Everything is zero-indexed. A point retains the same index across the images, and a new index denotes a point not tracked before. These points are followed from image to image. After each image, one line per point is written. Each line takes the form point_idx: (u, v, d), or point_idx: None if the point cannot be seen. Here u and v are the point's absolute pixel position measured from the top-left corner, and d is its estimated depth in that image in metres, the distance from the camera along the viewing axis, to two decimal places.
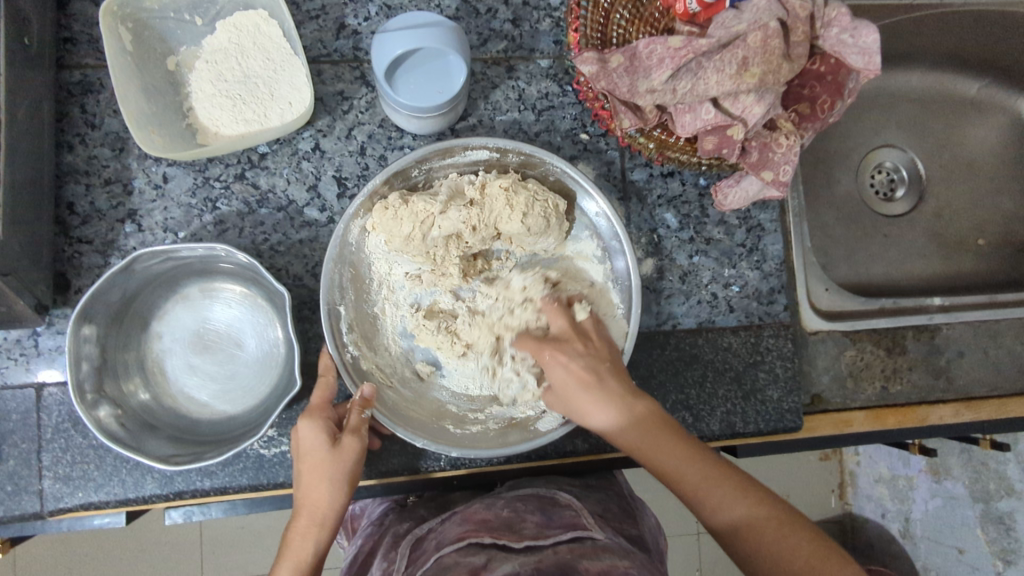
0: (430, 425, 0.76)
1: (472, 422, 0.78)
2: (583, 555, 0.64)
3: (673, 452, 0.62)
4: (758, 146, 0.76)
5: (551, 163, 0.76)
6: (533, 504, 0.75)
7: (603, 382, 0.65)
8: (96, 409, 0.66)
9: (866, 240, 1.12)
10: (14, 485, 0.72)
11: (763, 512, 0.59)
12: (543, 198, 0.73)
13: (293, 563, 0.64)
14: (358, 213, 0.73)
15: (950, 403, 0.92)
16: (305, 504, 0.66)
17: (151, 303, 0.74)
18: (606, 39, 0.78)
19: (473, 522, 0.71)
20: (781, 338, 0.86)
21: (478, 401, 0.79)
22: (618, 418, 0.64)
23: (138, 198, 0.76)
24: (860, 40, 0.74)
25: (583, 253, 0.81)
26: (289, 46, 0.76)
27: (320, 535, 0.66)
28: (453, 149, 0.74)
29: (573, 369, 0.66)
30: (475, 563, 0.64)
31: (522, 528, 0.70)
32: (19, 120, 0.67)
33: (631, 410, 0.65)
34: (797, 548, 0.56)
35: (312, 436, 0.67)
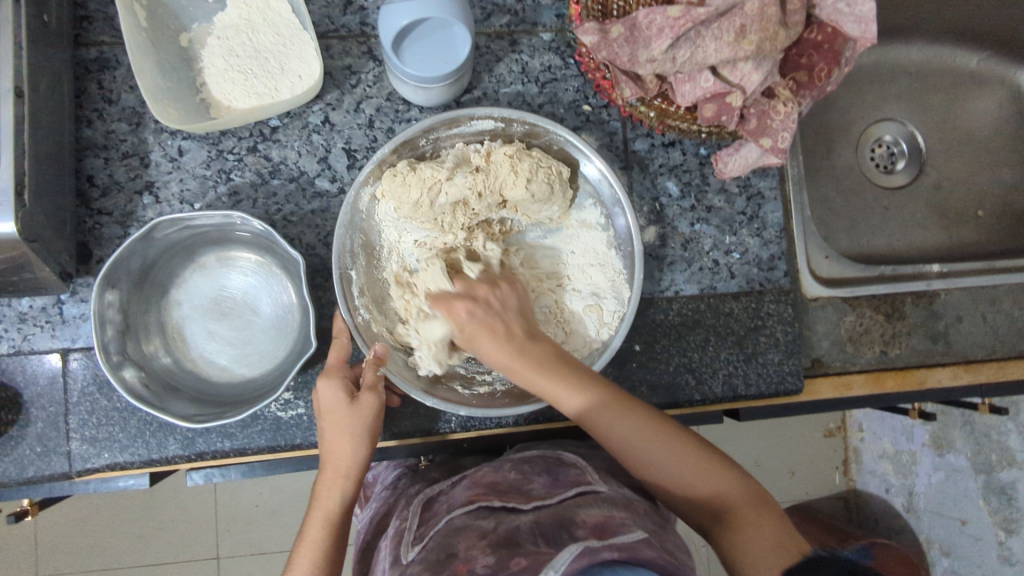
0: (440, 386, 0.79)
1: (481, 383, 0.81)
2: (581, 505, 0.67)
3: (617, 420, 0.67)
4: (757, 112, 0.78)
5: (556, 133, 0.78)
6: (540, 466, 0.77)
7: (547, 359, 0.67)
8: (121, 370, 0.69)
9: (867, 212, 1.14)
10: (42, 447, 0.75)
11: (700, 462, 0.67)
12: (547, 165, 0.76)
13: (323, 514, 0.67)
14: (368, 181, 0.76)
15: (949, 366, 0.94)
16: (329, 460, 0.69)
17: (169, 272, 0.77)
18: (607, 11, 0.80)
19: (482, 486, 0.74)
20: (781, 303, 0.89)
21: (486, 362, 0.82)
22: (578, 398, 0.67)
23: (155, 171, 0.79)
24: (856, 8, 0.75)
25: (587, 221, 0.82)
26: (298, 21, 0.78)
27: (346, 487, 0.69)
28: (459, 119, 0.76)
29: (484, 331, 0.66)
30: (484, 527, 0.66)
31: (529, 490, 0.73)
32: (41, 94, 0.69)
33: (572, 381, 0.67)
34: (724, 489, 0.66)
35: (331, 394, 0.71)
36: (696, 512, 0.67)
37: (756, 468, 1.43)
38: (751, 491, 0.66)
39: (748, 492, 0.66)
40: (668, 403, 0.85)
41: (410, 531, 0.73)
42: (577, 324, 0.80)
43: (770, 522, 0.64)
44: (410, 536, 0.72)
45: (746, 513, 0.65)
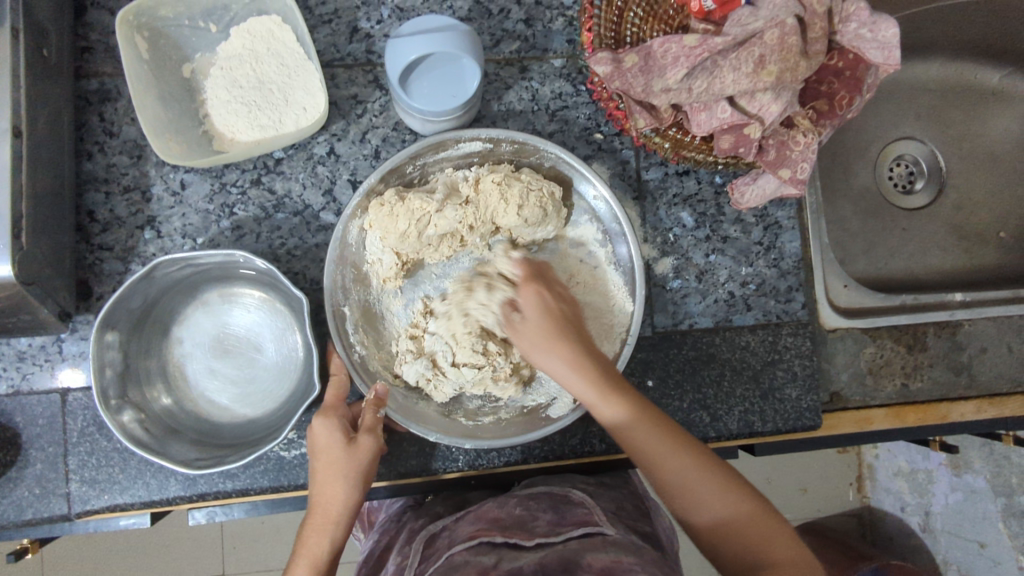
0: (447, 418, 0.77)
1: (485, 413, 0.78)
2: (588, 550, 0.64)
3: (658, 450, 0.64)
4: (776, 143, 0.75)
5: (544, 150, 0.76)
6: (546, 503, 0.74)
7: (581, 355, 0.65)
8: (121, 414, 0.67)
9: (885, 234, 1.11)
10: (42, 489, 0.74)
11: (731, 498, 0.63)
12: (537, 187, 0.73)
13: (308, 559, 0.66)
14: (357, 215, 0.74)
15: (972, 399, 0.91)
16: (317, 505, 0.67)
17: (171, 310, 0.75)
18: (619, 38, 0.78)
19: (486, 521, 0.72)
20: (800, 336, 0.86)
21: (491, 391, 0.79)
22: (622, 410, 0.65)
23: (157, 206, 0.77)
24: (879, 34, 0.73)
25: (583, 238, 0.81)
26: (303, 51, 0.76)
27: (334, 532, 0.67)
28: (445, 142, 0.74)
29: (545, 325, 0.66)
30: (484, 563, 0.64)
31: (533, 527, 0.70)
32: (40, 130, 0.68)
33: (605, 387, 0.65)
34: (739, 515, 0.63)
35: (328, 434, 0.68)
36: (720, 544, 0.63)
37: (768, 488, 1.40)
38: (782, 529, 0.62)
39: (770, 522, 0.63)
40: None
41: (411, 568, 0.71)
42: None
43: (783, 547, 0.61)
44: (411, 572, 0.70)
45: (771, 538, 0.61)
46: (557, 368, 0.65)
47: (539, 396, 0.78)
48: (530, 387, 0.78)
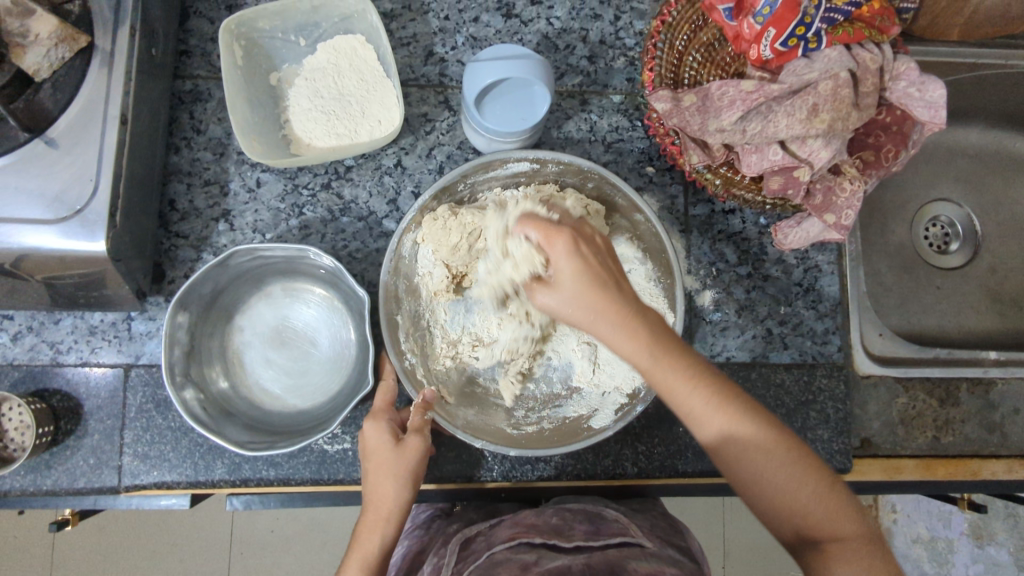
0: (487, 424, 0.79)
1: (528, 423, 0.81)
2: (631, 558, 0.68)
3: (730, 425, 0.58)
4: (823, 189, 0.79)
5: (588, 170, 0.80)
6: (581, 515, 0.77)
7: (643, 312, 0.56)
8: (184, 391, 0.71)
9: (918, 290, 1.13)
10: (96, 459, 0.77)
11: (796, 462, 0.58)
12: (580, 206, 0.79)
13: (361, 557, 0.66)
14: (411, 228, 0.78)
15: (1003, 459, 0.92)
16: (370, 506, 0.69)
17: (237, 299, 0.79)
18: (679, 79, 0.83)
19: (523, 525, 0.75)
20: (834, 379, 0.88)
21: (533, 404, 0.82)
22: (717, 408, 0.58)
23: (233, 200, 0.82)
24: (928, 94, 0.77)
25: (623, 255, 0.84)
26: (382, 69, 0.82)
27: (385, 531, 0.68)
28: (493, 162, 0.78)
29: (594, 282, 0.55)
30: (526, 560, 0.67)
31: (571, 534, 0.72)
32: (141, 121, 0.74)
33: (669, 355, 0.57)
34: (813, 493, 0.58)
35: (377, 436, 0.71)
36: (784, 526, 0.60)
37: None
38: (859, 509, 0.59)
39: (845, 509, 0.58)
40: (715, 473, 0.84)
41: (447, 566, 0.72)
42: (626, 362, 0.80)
43: (870, 549, 0.57)
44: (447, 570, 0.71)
45: (848, 536, 0.58)
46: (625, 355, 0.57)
47: (580, 408, 0.81)
48: (567, 402, 0.82)
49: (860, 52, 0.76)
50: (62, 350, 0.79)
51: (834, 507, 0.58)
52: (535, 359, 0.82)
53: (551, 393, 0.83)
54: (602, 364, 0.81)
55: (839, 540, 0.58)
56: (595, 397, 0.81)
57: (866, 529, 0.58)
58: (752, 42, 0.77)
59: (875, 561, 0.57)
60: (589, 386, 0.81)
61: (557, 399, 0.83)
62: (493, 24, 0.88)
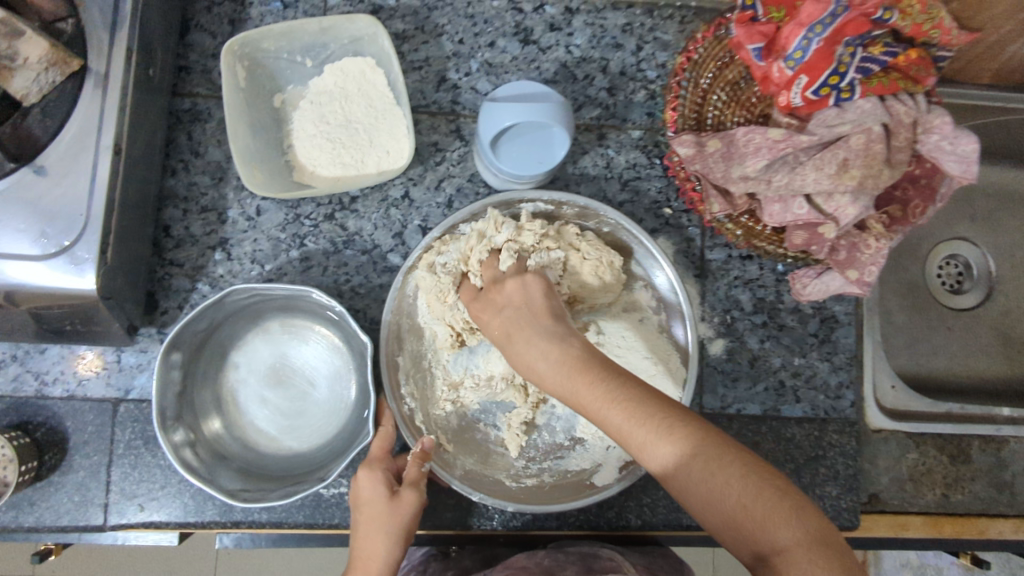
0: (487, 476, 0.77)
1: (528, 475, 0.78)
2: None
3: (645, 431, 0.51)
4: (847, 245, 0.76)
5: (606, 215, 0.77)
6: (575, 556, 0.75)
7: (554, 338, 0.59)
8: (174, 435, 0.67)
9: (931, 333, 1.11)
10: (80, 496, 0.74)
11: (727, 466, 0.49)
12: (597, 256, 0.75)
13: None
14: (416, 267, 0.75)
15: (1012, 518, 0.90)
16: (358, 563, 0.66)
17: (232, 334, 0.75)
18: (701, 119, 0.80)
19: (513, 568, 0.73)
20: (845, 435, 0.85)
21: (534, 454, 0.80)
22: (626, 416, 0.52)
23: (231, 228, 0.78)
24: (959, 148, 0.73)
25: (636, 303, 0.81)
26: (392, 96, 0.78)
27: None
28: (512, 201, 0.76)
29: (508, 326, 0.62)
30: None
31: (562, 574, 0.71)
32: (136, 147, 0.70)
33: (581, 370, 0.56)
34: (754, 501, 0.47)
35: (372, 486, 0.68)
36: (739, 548, 0.48)
37: None
38: (811, 513, 0.47)
39: (789, 517, 0.46)
40: None
41: None
42: None
43: (821, 560, 0.44)
44: None
45: (787, 547, 0.45)
46: (542, 375, 0.58)
47: (582, 461, 0.79)
48: (570, 453, 0.80)
49: (895, 103, 0.73)
50: (48, 381, 0.75)
51: (767, 513, 0.47)
52: (538, 408, 0.79)
53: (553, 443, 0.80)
54: None
55: (779, 553, 0.46)
56: (599, 451, 0.78)
57: (811, 533, 0.46)
58: (781, 87, 0.74)
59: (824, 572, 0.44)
60: (593, 438, 0.79)
61: (559, 450, 0.80)
62: (510, 50, 0.84)
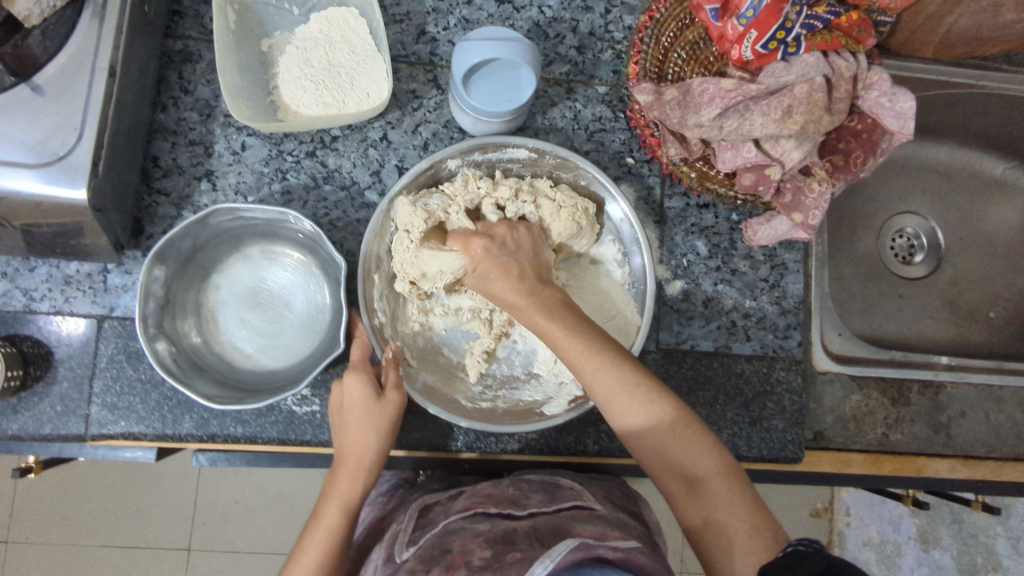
0: (444, 394, 0.81)
1: (483, 398, 0.83)
2: (576, 520, 0.70)
3: (609, 379, 0.66)
4: (793, 188, 0.82)
5: (583, 168, 0.81)
6: (538, 485, 0.80)
7: (534, 286, 0.71)
8: (156, 342, 0.72)
9: (881, 297, 1.17)
10: (63, 407, 0.78)
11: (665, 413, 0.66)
12: (571, 204, 0.80)
13: (340, 501, 0.68)
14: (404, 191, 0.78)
15: (948, 458, 0.96)
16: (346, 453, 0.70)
17: (215, 257, 0.80)
18: (662, 73, 0.86)
19: (480, 496, 0.76)
20: (792, 372, 0.91)
21: (492, 381, 0.85)
22: (594, 362, 0.66)
23: (217, 161, 0.83)
24: (898, 105, 0.80)
25: (604, 256, 0.88)
26: (374, 44, 0.83)
27: (358, 481, 0.69)
28: (493, 145, 0.80)
29: (494, 266, 0.71)
30: (479, 528, 0.69)
31: (527, 502, 0.75)
32: (129, 76, 0.75)
33: (558, 314, 0.69)
34: (681, 440, 0.66)
35: (358, 387, 0.71)
36: (659, 469, 0.67)
37: None
38: (723, 451, 0.67)
39: (705, 453, 0.66)
40: None
41: (405, 532, 0.74)
42: None
43: (727, 486, 0.64)
44: (404, 536, 0.73)
45: (706, 476, 0.65)
46: (520, 313, 0.70)
47: (535, 393, 0.84)
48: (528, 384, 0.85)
49: (836, 60, 0.79)
50: (35, 298, 0.79)
51: (694, 449, 0.66)
52: (501, 340, 0.85)
53: (510, 374, 0.86)
54: None
55: (695, 477, 0.65)
56: (552, 385, 0.84)
57: (721, 464, 0.66)
58: (734, 42, 0.80)
59: (726, 493, 0.64)
60: (548, 373, 0.84)
61: (514, 381, 0.86)
62: (486, 8, 0.90)
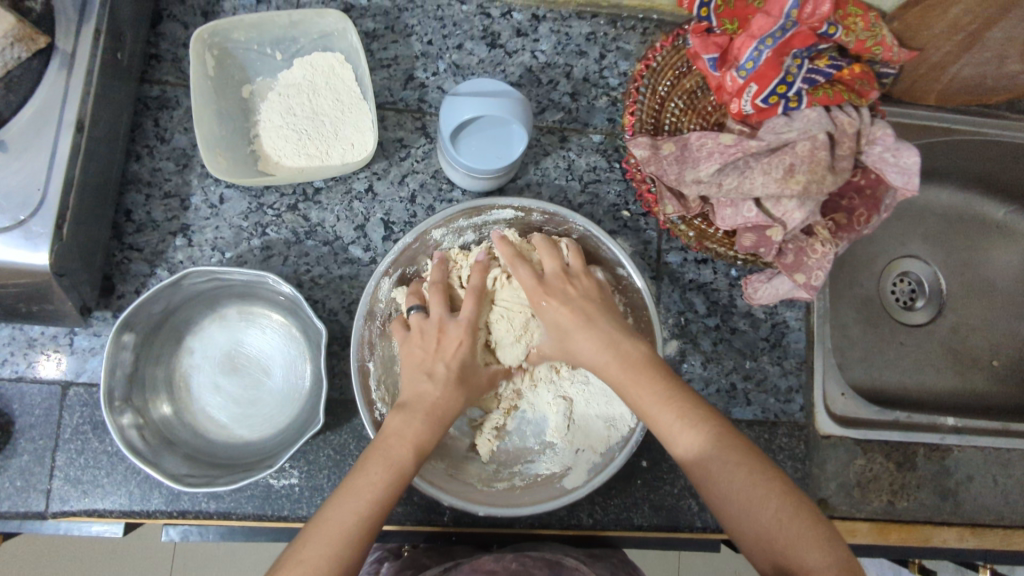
0: (459, 480, 0.77)
1: (499, 480, 0.79)
2: None
3: (687, 428, 0.61)
4: (795, 249, 0.79)
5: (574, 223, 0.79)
6: (541, 561, 0.74)
7: (615, 336, 0.67)
8: (121, 416, 0.68)
9: (882, 345, 1.14)
10: (23, 481, 0.73)
11: (755, 480, 0.58)
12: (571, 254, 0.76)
13: (384, 454, 0.62)
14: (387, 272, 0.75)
15: (955, 526, 0.92)
16: (394, 432, 0.64)
17: (188, 320, 0.76)
18: (659, 125, 0.82)
19: None
20: (794, 439, 0.89)
21: (504, 459, 0.81)
22: (670, 412, 0.62)
23: (193, 215, 0.79)
24: (902, 160, 0.76)
25: None
26: (360, 91, 0.80)
27: (388, 477, 0.61)
28: (480, 208, 0.77)
29: (569, 316, 0.69)
30: None
31: None
32: (100, 128, 0.71)
33: (639, 369, 0.64)
34: (780, 518, 0.56)
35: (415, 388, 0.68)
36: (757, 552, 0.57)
37: None
38: (837, 546, 0.54)
39: (812, 539, 0.55)
40: (668, 527, 0.84)
41: None
42: (600, 430, 0.79)
43: None
44: None
45: (819, 570, 0.53)
46: (601, 367, 0.66)
47: (552, 465, 0.80)
48: (541, 457, 0.81)
49: (839, 114, 0.76)
50: None
51: (796, 532, 0.55)
52: (510, 413, 0.81)
53: (522, 448, 0.82)
54: (578, 419, 0.81)
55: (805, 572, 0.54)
56: (569, 454, 0.80)
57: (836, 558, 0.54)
58: (733, 95, 0.77)
59: None
60: (562, 442, 0.81)
61: (528, 455, 0.82)
62: (477, 52, 0.87)
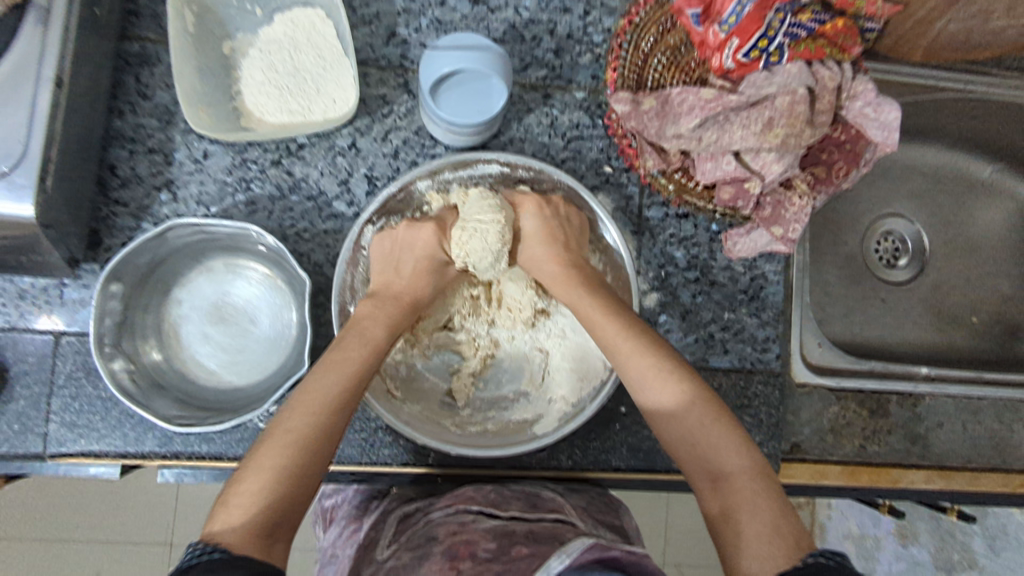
0: (432, 421, 0.79)
1: (472, 424, 0.81)
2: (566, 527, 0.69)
3: (625, 341, 0.67)
4: (772, 202, 0.81)
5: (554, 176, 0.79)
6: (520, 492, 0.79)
7: (575, 260, 0.77)
8: (112, 362, 0.70)
9: (864, 301, 1.14)
10: (19, 425, 0.75)
11: (682, 390, 0.64)
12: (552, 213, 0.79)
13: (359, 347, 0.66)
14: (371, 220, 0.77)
15: (924, 469, 0.95)
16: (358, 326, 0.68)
17: (175, 270, 0.77)
18: (641, 81, 0.83)
19: (462, 497, 0.77)
20: (769, 385, 0.90)
21: (477, 405, 0.83)
22: (612, 326, 0.69)
23: (177, 170, 0.80)
24: (882, 115, 0.78)
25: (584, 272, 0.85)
26: (340, 46, 0.80)
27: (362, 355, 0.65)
28: (468, 162, 0.78)
29: (546, 235, 0.77)
30: (464, 520, 0.70)
31: (508, 505, 0.75)
32: (80, 83, 0.71)
33: (589, 288, 0.73)
34: (704, 424, 0.62)
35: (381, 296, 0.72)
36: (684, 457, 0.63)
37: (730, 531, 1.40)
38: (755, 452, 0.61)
39: (732, 443, 0.61)
40: (646, 468, 0.87)
41: (383, 537, 0.74)
42: (573, 382, 0.81)
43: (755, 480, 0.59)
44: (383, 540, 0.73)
45: (734, 469, 0.59)
46: (556, 286, 0.75)
47: (524, 412, 0.82)
48: (513, 406, 0.83)
49: (820, 69, 0.76)
50: None
51: (719, 440, 0.61)
52: (487, 363, 0.83)
53: (498, 395, 0.83)
54: (552, 372, 0.82)
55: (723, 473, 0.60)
56: (541, 404, 0.82)
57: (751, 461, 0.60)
58: (715, 50, 0.77)
59: (753, 488, 0.58)
60: (536, 392, 0.83)
61: (503, 401, 0.83)
62: (460, 8, 0.86)
